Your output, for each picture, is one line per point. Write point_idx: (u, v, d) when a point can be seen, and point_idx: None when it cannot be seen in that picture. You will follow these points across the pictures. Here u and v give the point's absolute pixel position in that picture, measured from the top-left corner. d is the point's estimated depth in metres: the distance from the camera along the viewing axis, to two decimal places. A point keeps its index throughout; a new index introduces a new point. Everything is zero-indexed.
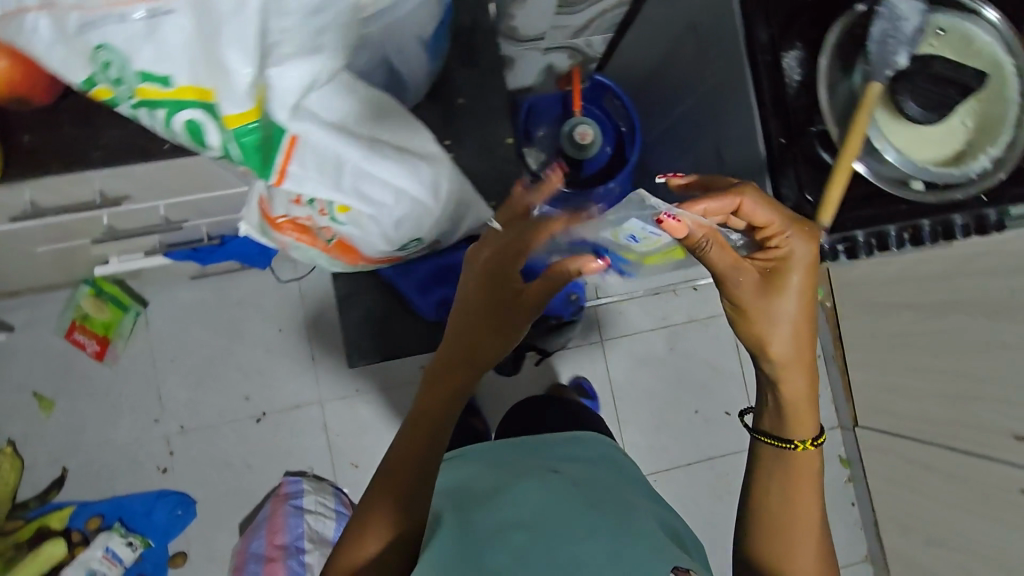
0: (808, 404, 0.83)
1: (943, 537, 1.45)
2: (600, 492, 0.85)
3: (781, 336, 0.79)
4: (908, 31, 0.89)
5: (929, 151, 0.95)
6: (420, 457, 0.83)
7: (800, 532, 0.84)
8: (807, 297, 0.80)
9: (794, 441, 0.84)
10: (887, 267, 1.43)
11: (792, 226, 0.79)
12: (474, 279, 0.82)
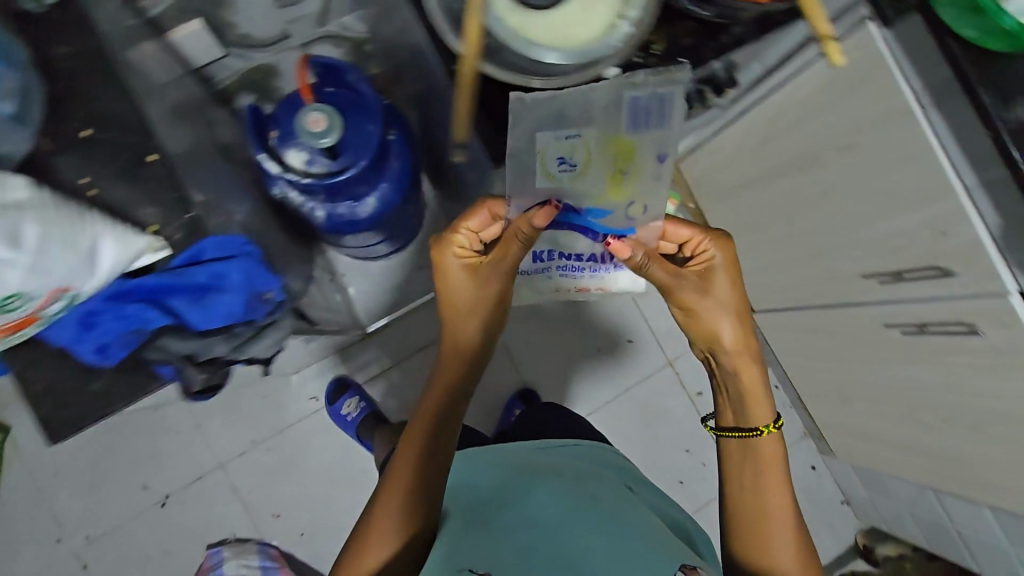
0: (763, 393, 0.87)
1: (851, 393, 1.42)
2: (604, 494, 0.94)
3: (725, 326, 0.87)
4: None
5: (571, 34, 0.78)
6: (424, 467, 0.87)
7: (779, 515, 0.83)
8: (733, 300, 0.87)
9: (756, 427, 0.85)
10: (717, 150, 1.38)
11: (710, 241, 0.87)
12: (464, 284, 0.91)
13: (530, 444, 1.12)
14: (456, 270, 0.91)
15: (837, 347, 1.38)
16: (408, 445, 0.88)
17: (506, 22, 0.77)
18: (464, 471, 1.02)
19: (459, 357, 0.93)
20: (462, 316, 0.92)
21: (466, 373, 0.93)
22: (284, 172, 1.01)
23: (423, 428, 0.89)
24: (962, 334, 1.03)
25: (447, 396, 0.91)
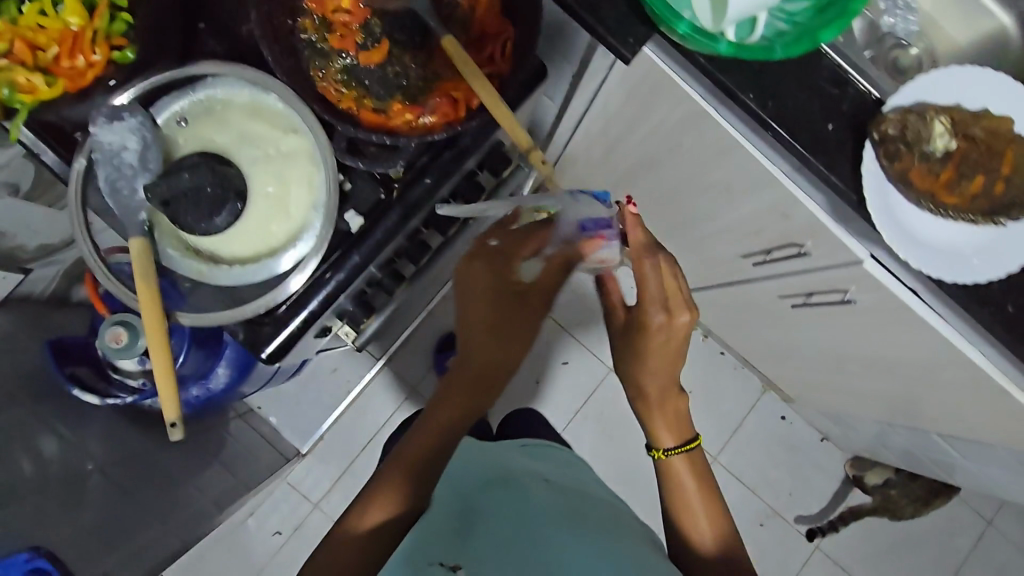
0: (676, 414, 0.80)
1: (781, 354, 1.38)
2: (583, 508, 0.81)
3: (651, 358, 0.75)
4: (130, 164, 0.55)
5: (273, 236, 0.60)
6: (427, 464, 0.77)
7: (697, 509, 0.78)
8: (660, 338, 0.74)
9: (651, 449, 0.81)
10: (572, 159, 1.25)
11: (660, 270, 0.73)
12: (499, 292, 0.78)
13: (519, 442, 1.01)
14: (495, 278, 0.77)
15: (752, 315, 1.33)
16: (415, 438, 0.79)
17: (188, 261, 0.58)
18: (450, 473, 0.87)
19: (484, 366, 0.80)
20: (488, 324, 0.79)
21: (490, 390, 0.83)
22: (104, 398, 0.91)
23: (431, 430, 0.79)
24: (842, 300, 0.98)
25: (467, 402, 0.81)
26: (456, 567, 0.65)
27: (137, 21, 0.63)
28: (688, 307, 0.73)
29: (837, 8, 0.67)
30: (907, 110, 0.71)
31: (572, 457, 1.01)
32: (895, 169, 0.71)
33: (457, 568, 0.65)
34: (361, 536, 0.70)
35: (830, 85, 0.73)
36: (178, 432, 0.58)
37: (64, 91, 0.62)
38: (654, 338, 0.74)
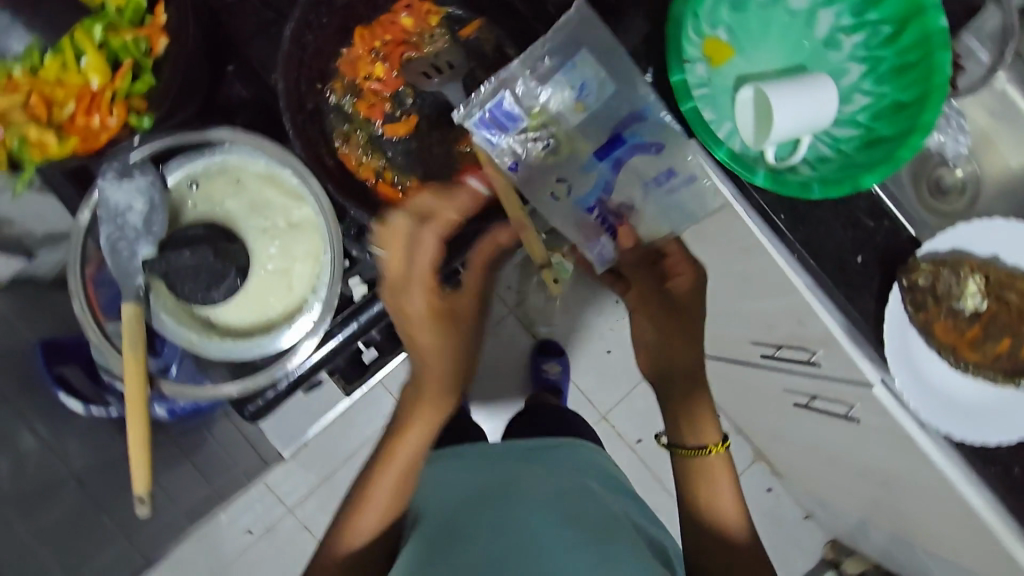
0: (705, 406, 0.68)
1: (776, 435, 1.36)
2: (581, 501, 0.68)
3: (681, 341, 0.66)
4: (135, 224, 0.54)
5: (271, 311, 0.59)
6: (384, 522, 0.65)
7: (725, 495, 0.67)
8: (682, 303, 0.67)
9: (705, 445, 0.67)
10: None
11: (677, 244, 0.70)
12: (432, 320, 0.59)
13: (517, 449, 0.82)
14: (416, 309, 0.59)
15: (753, 396, 1.30)
16: (369, 498, 0.64)
17: (180, 327, 0.56)
18: (423, 481, 0.75)
19: (433, 395, 0.63)
20: (421, 352, 0.60)
21: (437, 414, 0.64)
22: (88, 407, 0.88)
23: (389, 483, 0.65)
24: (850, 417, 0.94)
25: (416, 439, 0.65)
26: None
27: (162, 80, 0.54)
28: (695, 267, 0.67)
29: (884, 150, 0.65)
30: (940, 259, 0.68)
31: (567, 463, 0.79)
32: (919, 319, 0.69)
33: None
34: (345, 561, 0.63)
35: (866, 217, 0.70)
36: (145, 506, 0.56)
37: (73, 151, 0.53)
38: (677, 311, 0.67)
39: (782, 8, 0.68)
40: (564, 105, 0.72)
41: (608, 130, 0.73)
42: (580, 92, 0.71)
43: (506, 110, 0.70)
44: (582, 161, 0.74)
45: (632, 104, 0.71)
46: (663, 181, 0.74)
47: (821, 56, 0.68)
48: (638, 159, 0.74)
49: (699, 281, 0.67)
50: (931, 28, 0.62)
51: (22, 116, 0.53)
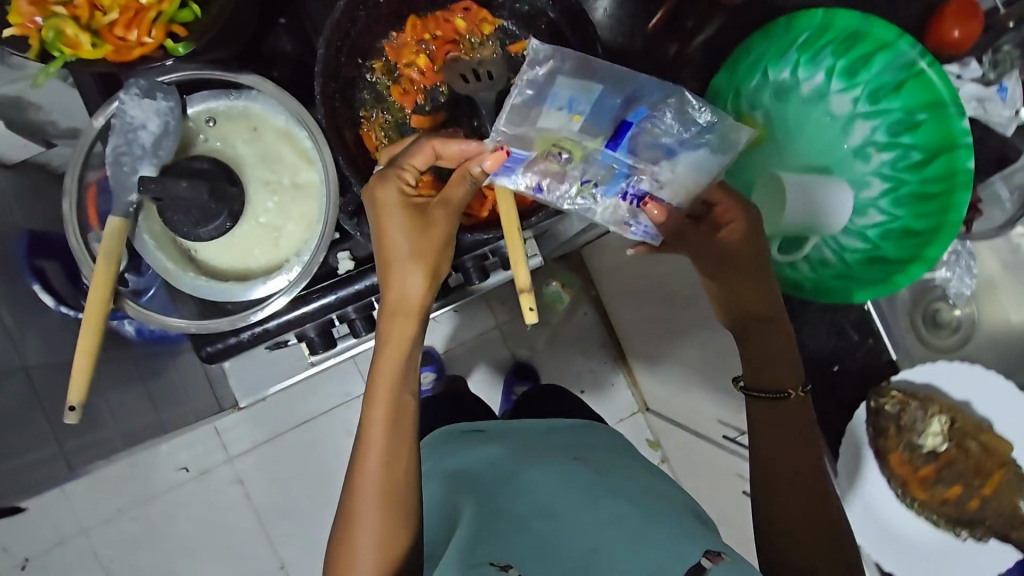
0: (784, 340, 0.60)
1: None
2: (614, 477, 0.69)
3: (772, 315, 0.61)
4: (144, 142, 0.55)
5: (253, 261, 0.59)
6: (395, 475, 0.54)
7: (804, 447, 0.57)
8: (746, 257, 0.61)
9: (789, 388, 0.58)
10: (596, 260, 1.19)
11: (733, 196, 0.60)
12: (403, 225, 0.55)
13: (543, 427, 0.84)
14: (388, 211, 0.56)
15: None
16: (365, 453, 0.54)
17: (160, 253, 0.57)
18: (456, 457, 0.75)
19: (400, 311, 0.56)
20: (400, 265, 0.56)
21: (410, 326, 0.56)
22: (58, 305, 0.91)
23: (381, 426, 0.55)
24: None
25: (393, 365, 0.56)
26: (509, 567, 0.54)
27: (209, 16, 0.54)
28: (750, 209, 0.60)
29: (882, 270, 0.66)
30: (912, 390, 0.69)
31: (602, 439, 0.82)
32: (878, 443, 0.69)
33: (509, 568, 0.54)
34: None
35: (852, 329, 0.70)
36: (76, 417, 0.53)
37: (103, 58, 0.53)
38: (744, 255, 0.60)
39: (822, 109, 0.70)
40: (562, 124, 0.56)
41: (599, 123, 0.56)
42: (568, 100, 0.56)
43: (510, 150, 0.55)
44: (587, 170, 0.58)
45: (609, 83, 0.56)
46: (682, 150, 0.57)
47: (848, 165, 0.69)
48: (644, 140, 0.57)
49: (754, 221, 0.60)
50: (957, 166, 0.63)
51: (63, 11, 0.52)
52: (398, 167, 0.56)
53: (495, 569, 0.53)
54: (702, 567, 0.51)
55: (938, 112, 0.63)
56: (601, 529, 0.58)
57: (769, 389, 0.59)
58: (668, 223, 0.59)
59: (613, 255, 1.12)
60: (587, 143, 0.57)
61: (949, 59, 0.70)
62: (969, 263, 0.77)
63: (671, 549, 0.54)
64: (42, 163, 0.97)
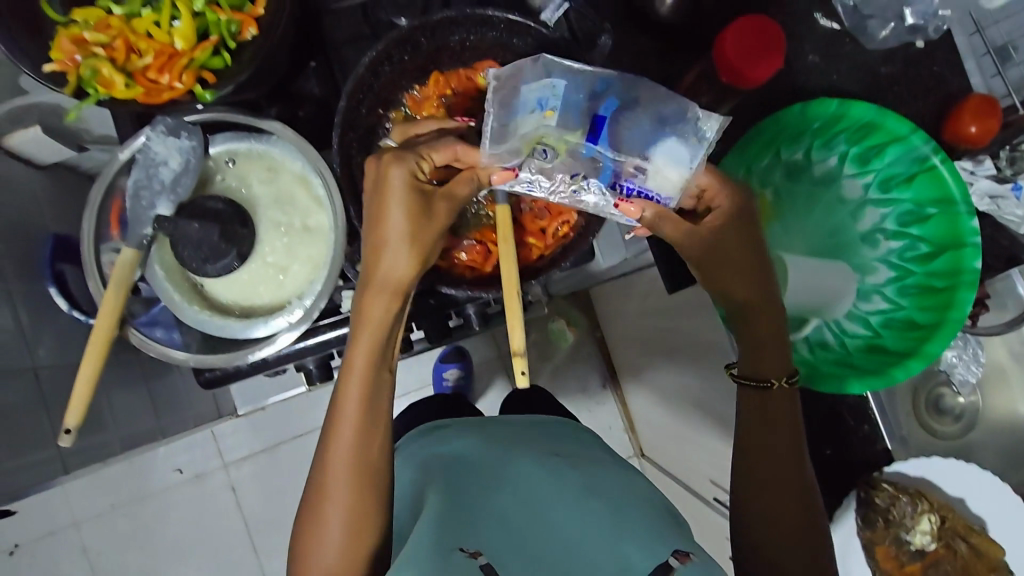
0: (777, 331, 0.57)
1: None
2: (597, 479, 0.69)
3: (771, 308, 0.57)
4: (166, 178, 0.57)
5: (257, 299, 0.61)
6: (367, 451, 0.54)
7: (783, 442, 0.55)
8: (735, 253, 0.56)
9: (772, 378, 0.56)
10: (604, 300, 1.19)
11: (722, 181, 0.55)
12: (404, 205, 0.52)
13: (525, 421, 0.85)
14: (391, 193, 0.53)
15: None
16: (340, 428, 0.54)
17: (168, 284, 0.59)
18: (430, 451, 0.75)
19: (381, 289, 0.54)
20: (392, 243, 0.53)
21: (394, 306, 0.54)
22: (72, 309, 0.88)
23: (358, 405, 0.54)
24: None
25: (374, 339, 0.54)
26: (478, 554, 0.52)
27: (239, 64, 0.57)
28: (738, 192, 0.56)
29: (881, 360, 0.65)
30: (902, 484, 0.68)
31: (583, 441, 0.82)
32: (864, 534, 0.68)
33: (478, 554, 0.52)
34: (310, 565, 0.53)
35: (848, 415, 0.70)
36: (69, 439, 0.56)
37: (134, 98, 0.55)
38: (733, 249, 0.56)
39: (834, 192, 0.70)
40: (537, 129, 0.55)
41: (569, 120, 0.55)
42: (536, 102, 0.55)
43: (519, 171, 0.54)
44: (573, 167, 0.55)
45: (569, 84, 0.56)
46: (660, 139, 0.54)
47: (855, 249, 0.70)
48: (621, 129, 0.54)
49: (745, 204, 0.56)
50: (963, 265, 0.63)
51: (102, 52, 0.55)
52: (417, 154, 0.53)
53: (463, 557, 0.51)
54: (670, 566, 0.52)
55: (948, 210, 0.64)
56: (575, 526, 0.59)
57: (750, 377, 0.57)
58: (663, 227, 0.55)
59: (622, 299, 1.12)
60: (565, 142, 0.55)
61: (964, 153, 0.70)
62: (977, 350, 0.75)
63: (641, 549, 0.55)
64: (74, 164, 1.00)
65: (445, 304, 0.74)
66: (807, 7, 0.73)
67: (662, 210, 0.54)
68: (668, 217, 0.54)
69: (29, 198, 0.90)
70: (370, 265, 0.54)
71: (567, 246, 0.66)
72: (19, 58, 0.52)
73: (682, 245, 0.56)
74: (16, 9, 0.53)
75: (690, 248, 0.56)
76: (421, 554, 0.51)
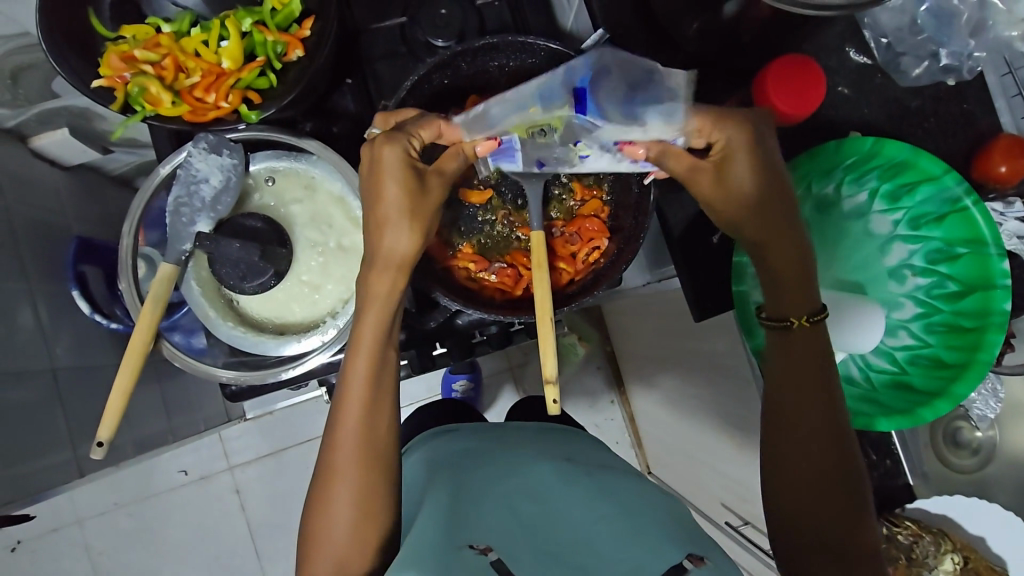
0: (801, 271, 0.57)
1: None
2: (608, 482, 0.67)
3: (794, 251, 0.57)
4: (206, 195, 0.59)
5: (289, 315, 0.64)
6: (372, 433, 0.58)
7: (802, 413, 0.55)
8: (749, 190, 0.57)
9: (790, 317, 0.56)
10: (619, 317, 1.19)
11: (717, 113, 0.56)
12: (400, 179, 0.56)
13: (535, 428, 0.84)
14: (389, 170, 0.56)
15: None
16: (347, 407, 0.58)
17: (203, 300, 0.62)
18: (433, 447, 0.77)
19: (387, 268, 0.59)
20: (391, 222, 0.57)
21: (396, 284, 0.59)
22: (92, 313, 0.88)
23: (363, 385, 0.58)
24: None
25: (378, 322, 0.59)
26: (488, 551, 0.52)
27: (283, 86, 0.59)
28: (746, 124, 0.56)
29: (911, 400, 0.65)
30: (924, 521, 0.69)
31: (588, 444, 0.81)
32: None
33: (488, 551, 0.52)
34: (324, 538, 0.57)
35: (869, 450, 0.70)
36: (101, 452, 0.57)
37: (180, 115, 0.58)
38: (743, 184, 0.57)
39: (862, 225, 0.71)
40: (535, 118, 0.55)
41: (557, 101, 0.54)
42: (517, 107, 0.56)
43: (503, 140, 0.57)
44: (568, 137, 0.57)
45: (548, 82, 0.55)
46: (641, 108, 0.55)
47: (881, 284, 0.70)
48: (603, 99, 0.54)
49: (756, 133, 0.57)
50: (993, 306, 0.63)
51: (151, 70, 0.57)
52: (409, 133, 0.57)
53: (473, 553, 0.51)
54: (683, 568, 0.50)
55: (979, 250, 0.64)
56: (581, 522, 0.58)
57: (774, 319, 0.58)
58: (669, 162, 0.57)
59: (634, 317, 1.11)
60: (563, 120, 0.55)
61: (993, 193, 0.70)
62: (995, 385, 0.75)
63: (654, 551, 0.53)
64: (98, 166, 1.00)
65: (473, 325, 0.76)
66: (839, 41, 0.73)
67: (664, 145, 0.56)
68: (670, 155, 0.56)
69: (53, 198, 0.90)
70: (375, 246, 0.59)
71: (596, 272, 0.66)
72: (73, 76, 0.56)
73: (692, 179, 0.58)
74: (71, 29, 0.56)
75: (699, 178, 0.57)
76: (432, 545, 0.52)
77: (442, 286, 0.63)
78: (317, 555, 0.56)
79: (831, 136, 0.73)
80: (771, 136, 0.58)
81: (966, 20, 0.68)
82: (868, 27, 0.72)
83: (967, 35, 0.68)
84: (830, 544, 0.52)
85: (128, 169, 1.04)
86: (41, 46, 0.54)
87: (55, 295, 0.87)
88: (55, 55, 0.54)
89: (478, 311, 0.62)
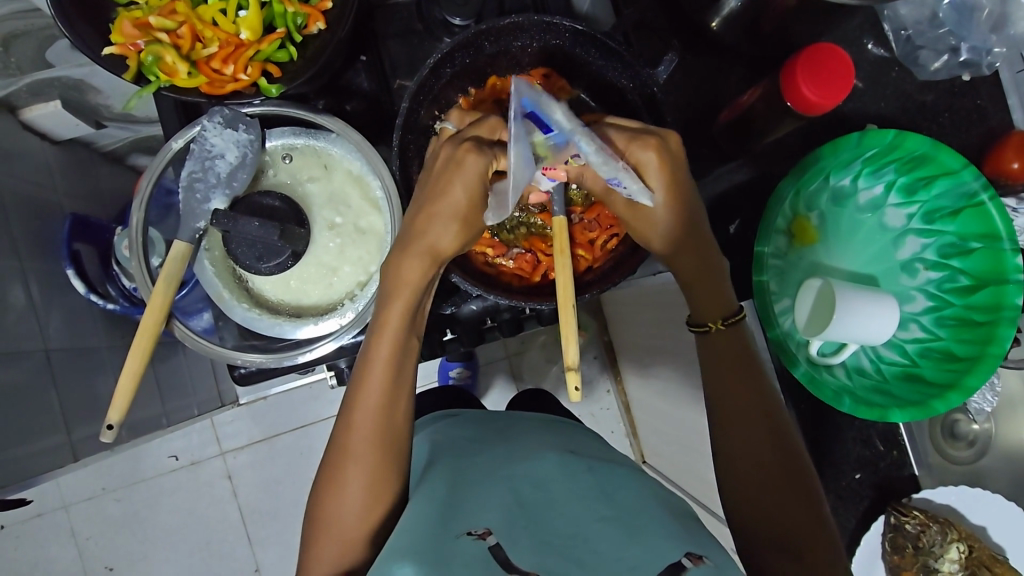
0: (715, 273, 0.61)
1: None
2: (616, 468, 0.65)
3: (716, 260, 0.61)
4: (221, 173, 0.60)
5: (304, 297, 0.64)
6: (390, 421, 0.58)
7: (766, 417, 0.58)
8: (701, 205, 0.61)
9: (709, 321, 0.60)
10: (618, 304, 1.19)
11: (628, 134, 0.56)
12: (469, 185, 0.56)
13: (540, 415, 0.82)
14: (456, 170, 0.56)
15: None
16: (366, 390, 0.58)
17: (217, 280, 0.63)
18: (436, 429, 0.74)
19: (417, 254, 0.58)
20: (440, 217, 0.58)
21: (428, 274, 0.59)
22: (88, 293, 0.86)
23: (383, 373, 0.58)
24: None
25: (407, 309, 0.59)
26: (486, 535, 0.50)
27: (303, 59, 0.60)
28: (653, 141, 0.56)
29: (920, 390, 0.66)
30: (930, 511, 0.72)
31: (587, 435, 0.79)
32: (890, 558, 0.71)
33: (486, 535, 0.50)
34: (332, 521, 0.56)
35: (877, 441, 0.71)
36: (111, 435, 0.57)
37: (197, 87, 0.58)
38: (648, 199, 0.58)
39: (876, 218, 0.71)
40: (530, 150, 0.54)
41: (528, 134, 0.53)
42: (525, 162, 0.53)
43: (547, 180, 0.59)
44: (559, 159, 0.56)
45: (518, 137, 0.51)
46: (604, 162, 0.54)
47: (894, 276, 0.70)
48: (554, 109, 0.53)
49: (667, 152, 0.56)
50: (1005, 300, 0.64)
51: (166, 39, 0.58)
52: (495, 151, 0.56)
53: (471, 539, 0.49)
54: (682, 567, 0.48)
55: (993, 245, 0.65)
56: (583, 501, 0.56)
57: (695, 323, 0.61)
58: (587, 181, 0.59)
59: (631, 307, 1.11)
60: (542, 146, 0.55)
61: (1007, 189, 0.70)
62: (992, 379, 0.75)
63: (649, 549, 0.50)
64: (88, 141, 0.95)
65: (485, 311, 0.75)
66: (859, 33, 0.73)
67: (580, 167, 0.58)
68: (589, 174, 0.58)
69: (43, 172, 0.86)
70: (416, 233, 0.58)
71: (615, 259, 0.66)
72: (83, 42, 0.54)
73: (608, 199, 0.61)
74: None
75: (616, 197, 0.59)
76: (427, 532, 0.50)
77: (460, 270, 0.63)
78: (321, 540, 0.56)
79: (845, 128, 0.73)
80: (683, 156, 0.58)
81: (986, 15, 0.69)
82: (888, 19, 0.72)
83: (987, 30, 0.69)
84: (795, 546, 0.54)
85: (121, 146, 1.00)
86: (50, 13, 0.53)
87: (46, 273, 0.83)
88: (64, 16, 0.53)
89: (499, 296, 0.61)
